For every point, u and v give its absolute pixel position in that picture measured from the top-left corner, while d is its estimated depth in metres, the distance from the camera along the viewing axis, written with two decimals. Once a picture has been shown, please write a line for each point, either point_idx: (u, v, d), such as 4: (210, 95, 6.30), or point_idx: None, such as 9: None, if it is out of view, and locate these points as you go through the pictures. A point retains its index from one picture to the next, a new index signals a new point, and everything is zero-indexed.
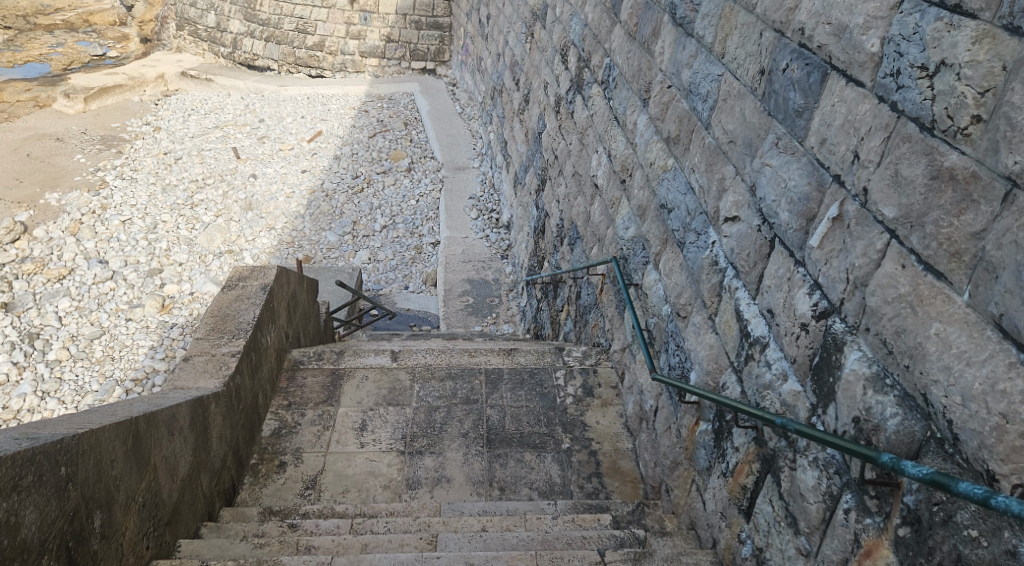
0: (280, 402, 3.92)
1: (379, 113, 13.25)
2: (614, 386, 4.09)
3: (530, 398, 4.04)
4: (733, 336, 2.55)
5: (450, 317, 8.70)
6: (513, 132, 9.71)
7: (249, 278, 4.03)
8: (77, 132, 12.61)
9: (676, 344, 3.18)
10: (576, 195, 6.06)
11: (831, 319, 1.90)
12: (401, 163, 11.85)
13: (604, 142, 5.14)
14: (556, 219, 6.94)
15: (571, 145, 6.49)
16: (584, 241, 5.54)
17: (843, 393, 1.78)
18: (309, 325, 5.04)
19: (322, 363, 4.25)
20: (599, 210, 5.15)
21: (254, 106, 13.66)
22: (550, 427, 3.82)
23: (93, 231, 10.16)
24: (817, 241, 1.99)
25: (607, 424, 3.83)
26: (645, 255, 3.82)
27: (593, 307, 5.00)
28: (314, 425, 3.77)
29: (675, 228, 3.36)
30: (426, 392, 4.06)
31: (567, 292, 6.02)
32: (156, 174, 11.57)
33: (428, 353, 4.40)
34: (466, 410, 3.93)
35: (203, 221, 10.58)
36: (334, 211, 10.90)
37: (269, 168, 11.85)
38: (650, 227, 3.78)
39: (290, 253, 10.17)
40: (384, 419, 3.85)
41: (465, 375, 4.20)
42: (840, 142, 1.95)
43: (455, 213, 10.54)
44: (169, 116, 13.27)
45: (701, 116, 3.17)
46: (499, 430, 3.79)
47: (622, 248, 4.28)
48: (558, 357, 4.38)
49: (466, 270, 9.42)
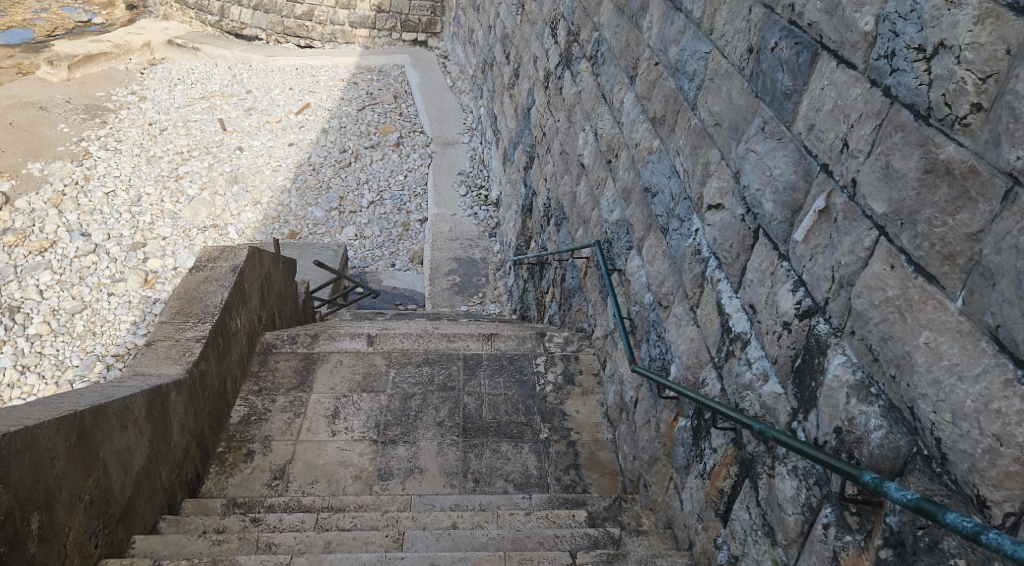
0: (251, 387, 3.81)
1: (368, 85, 12.99)
2: (595, 373, 4.00)
3: (509, 386, 3.93)
4: (714, 330, 2.43)
5: (437, 297, 8.59)
6: (503, 107, 9.51)
7: (218, 259, 3.88)
8: (60, 100, 12.33)
9: (657, 334, 3.07)
10: (563, 173, 5.91)
11: (815, 318, 1.78)
12: (390, 137, 11.62)
13: (591, 120, 4.98)
14: (543, 198, 6.79)
15: (559, 122, 6.32)
16: (570, 222, 5.40)
17: (825, 400, 1.67)
18: (285, 306, 4.91)
19: (296, 347, 4.12)
20: (585, 190, 5.00)
21: (241, 77, 13.37)
22: (529, 416, 3.72)
23: (75, 203, 9.95)
24: (802, 235, 1.86)
25: (587, 413, 3.74)
26: (629, 240, 3.69)
27: (578, 290, 4.88)
28: (285, 412, 3.65)
29: (659, 213, 3.23)
30: (402, 378, 3.95)
31: (553, 273, 5.90)
32: (140, 145, 11.32)
33: (406, 337, 4.28)
34: (442, 398, 3.82)
35: (188, 194, 10.38)
36: (321, 185, 10.71)
37: (256, 140, 11.62)
38: (634, 211, 3.65)
39: (276, 229, 10.01)
40: (357, 406, 3.73)
41: (442, 361, 4.09)
42: (829, 129, 1.82)
43: (443, 189, 10.37)
44: (155, 86, 12.99)
45: (688, 96, 3.03)
46: (475, 419, 3.68)
47: (607, 231, 4.14)
48: (539, 343, 4.28)
49: (454, 248, 9.28)
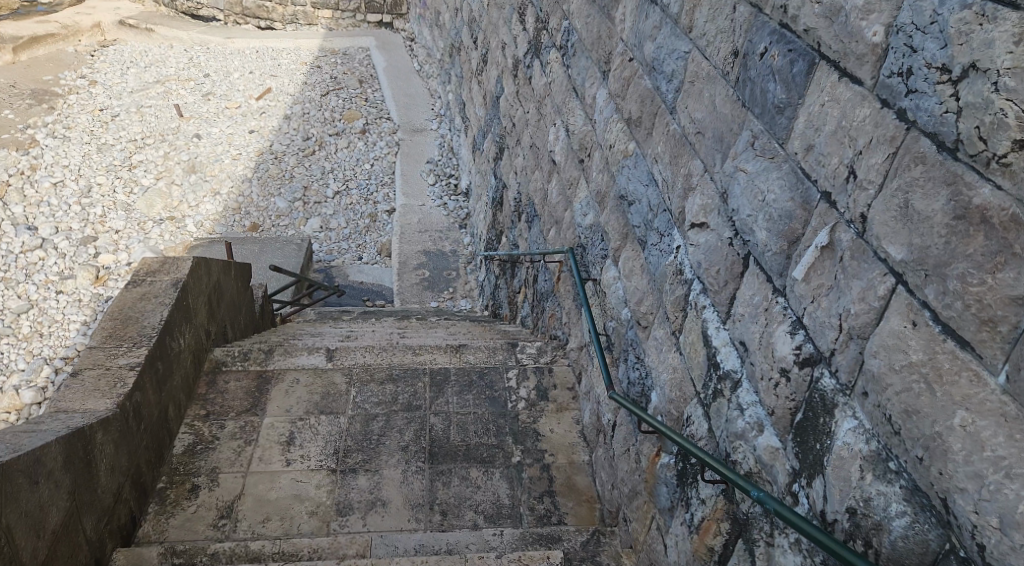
0: (198, 412, 3.54)
1: (332, 69, 12.54)
2: (570, 387, 3.79)
3: (478, 403, 3.70)
4: (700, 362, 2.20)
5: (405, 293, 8.31)
6: (471, 94, 9.20)
7: (158, 272, 3.61)
8: (5, 83, 11.63)
9: (636, 356, 2.85)
10: (533, 168, 5.65)
11: (818, 369, 1.56)
12: (355, 124, 11.22)
13: (562, 115, 4.73)
14: (513, 192, 6.53)
15: (528, 113, 6.05)
16: (542, 220, 5.16)
17: (834, 470, 1.46)
18: (238, 316, 4.63)
19: (248, 365, 3.85)
20: (556, 188, 4.76)
21: (199, 60, 12.84)
22: (500, 437, 3.49)
23: (21, 194, 9.44)
24: (801, 273, 1.63)
25: (562, 432, 3.53)
26: (603, 248, 3.46)
27: (551, 295, 4.65)
28: (235, 440, 3.39)
29: (636, 223, 3.00)
30: (363, 397, 3.69)
31: (524, 273, 5.66)
32: (91, 133, 10.80)
33: (366, 351, 4.03)
34: (406, 419, 3.57)
35: (142, 185, 9.96)
36: (284, 174, 10.32)
37: (215, 128, 11.16)
38: (609, 218, 3.42)
39: (236, 221, 9.63)
40: (315, 430, 3.48)
41: (406, 377, 3.84)
42: (831, 153, 1.58)
43: (411, 179, 10.05)
44: (107, 70, 12.43)
45: (665, 98, 2.79)
46: (441, 442, 3.44)
47: (580, 236, 3.91)
48: (510, 354, 4.05)
49: (423, 241, 8.99)
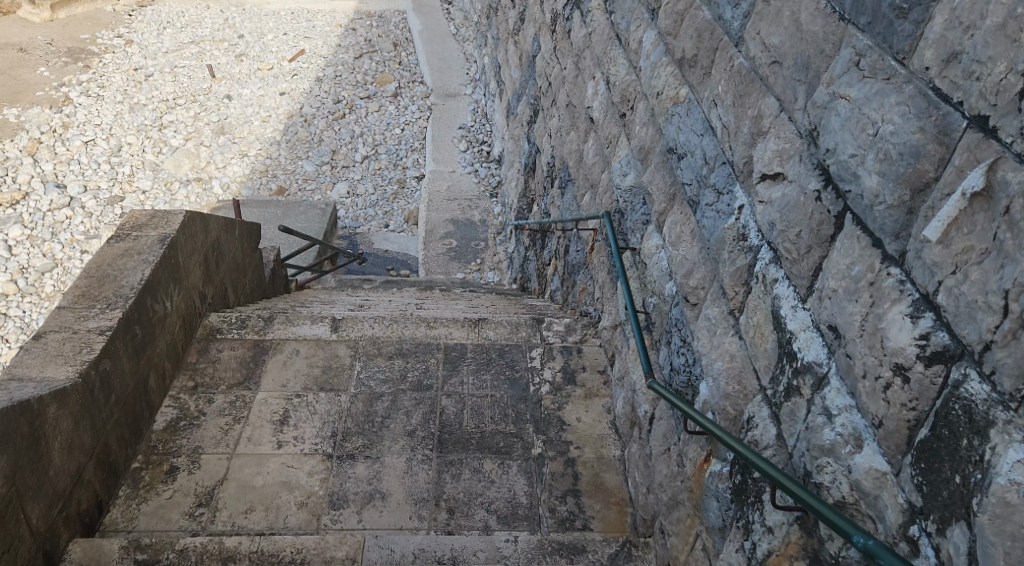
0: (184, 384, 3.15)
1: (367, 32, 12.05)
2: (601, 370, 3.36)
3: (497, 385, 3.27)
4: (768, 350, 1.74)
5: (431, 263, 7.90)
6: (507, 56, 8.67)
7: (145, 227, 3.19)
8: (42, 42, 11.51)
9: (681, 338, 2.39)
10: (569, 129, 5.16)
11: (958, 368, 1.11)
12: (387, 88, 10.77)
13: (602, 67, 4.23)
14: (547, 156, 6.06)
15: (566, 71, 5.55)
16: (576, 185, 4.68)
17: (993, 520, 1.01)
18: (243, 280, 4.26)
19: (244, 333, 3.47)
20: (593, 149, 4.28)
21: (234, 20, 12.42)
22: (519, 425, 3.07)
23: (52, 152, 9.26)
24: (936, 232, 1.16)
25: (590, 422, 3.09)
26: (646, 213, 2.99)
27: (583, 267, 4.20)
28: (222, 416, 3.00)
29: (686, 181, 2.53)
30: (368, 374, 3.29)
31: (556, 243, 5.20)
32: (124, 91, 10.51)
33: (376, 323, 3.62)
34: (414, 400, 3.16)
35: (171, 145, 9.65)
36: (312, 137, 9.92)
37: (245, 89, 10.78)
38: (653, 178, 2.95)
39: (263, 184, 9.29)
40: (312, 408, 3.08)
41: (419, 352, 3.43)
42: (993, 59, 1.10)
43: (442, 144, 9.59)
44: (143, 29, 12.11)
45: (729, 29, 2.29)
46: (453, 428, 3.03)
47: (619, 200, 3.44)
48: (535, 332, 3.62)
49: (451, 209, 8.55)
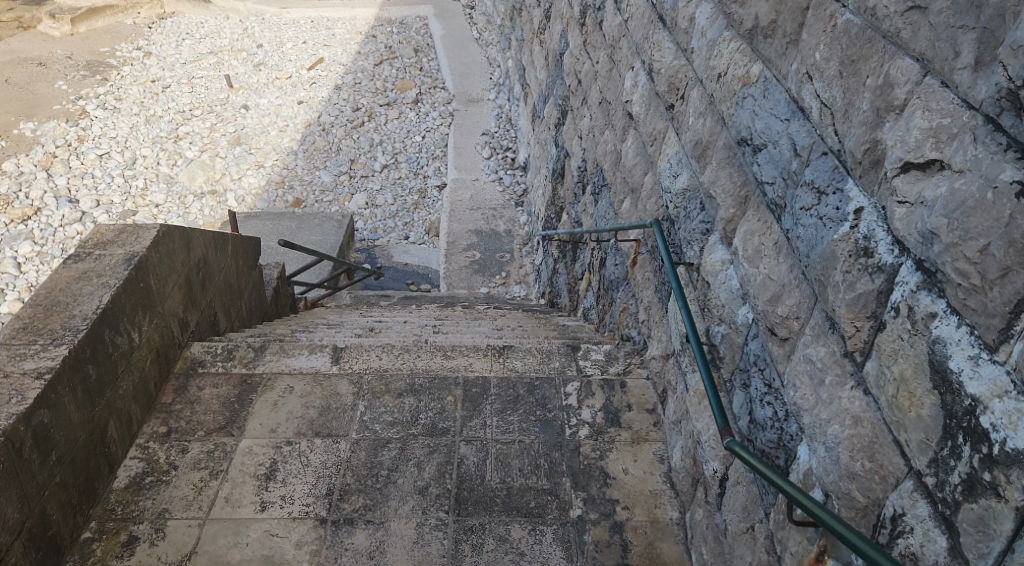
0: (155, 430, 2.66)
1: (388, 38, 11.57)
2: (651, 410, 2.82)
3: (526, 429, 2.74)
4: (925, 419, 1.20)
5: (453, 276, 7.39)
6: (532, 57, 8.16)
7: (110, 244, 2.72)
8: (62, 56, 11.19)
9: (766, 382, 1.85)
10: (603, 129, 4.63)
11: None
12: (408, 94, 10.29)
13: (642, 55, 3.71)
14: (577, 160, 5.54)
15: (598, 65, 5.02)
16: (613, 190, 4.15)
17: None
18: (237, 302, 3.79)
19: (230, 367, 2.98)
20: (633, 148, 3.75)
21: (253, 30, 11.99)
22: (554, 480, 2.54)
23: (67, 166, 8.92)
24: None
25: (640, 475, 2.56)
26: (708, 219, 2.46)
27: (624, 283, 3.66)
28: (196, 471, 2.51)
29: (763, 178, 1.98)
30: (373, 416, 2.78)
31: (589, 255, 4.66)
32: (141, 103, 10.18)
33: (385, 352, 3.12)
34: (427, 447, 2.64)
35: (186, 157, 9.28)
36: (330, 146, 9.47)
37: (263, 98, 10.36)
38: (714, 177, 2.41)
39: (278, 196, 8.87)
40: (304, 458, 2.58)
41: (434, 388, 2.91)
42: None
43: (465, 151, 9.11)
44: (162, 41, 11.77)
45: None
46: (473, 484, 2.51)
47: (670, 206, 2.91)
48: (569, 362, 3.08)
49: (473, 219, 8.05)
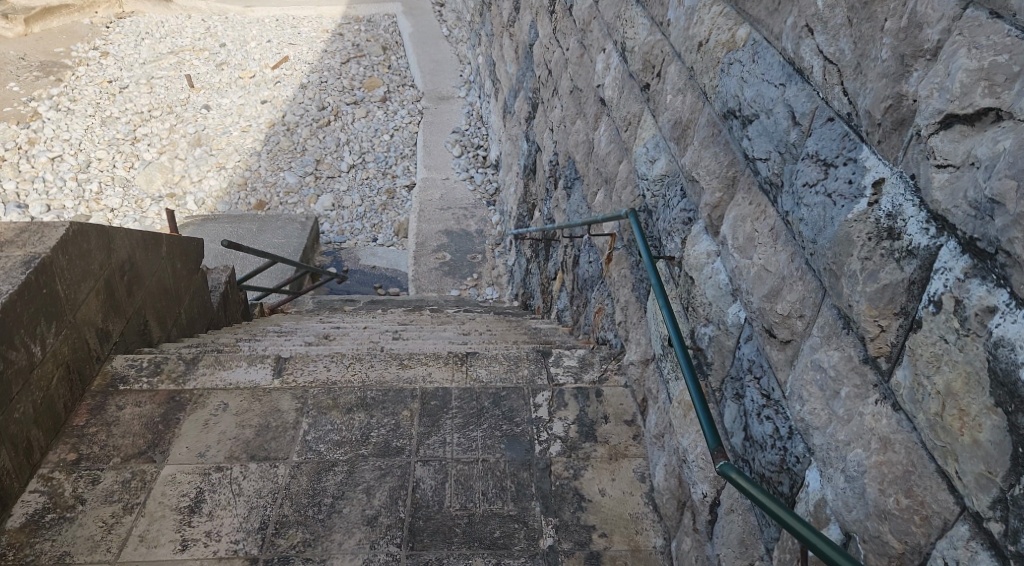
0: (64, 457, 2.33)
1: (356, 36, 11.17)
2: (630, 422, 2.54)
3: (489, 446, 2.44)
4: (985, 447, 0.95)
5: (422, 279, 7.08)
6: (502, 51, 7.88)
7: (8, 245, 2.37)
8: (15, 57, 10.45)
9: (766, 392, 1.56)
10: (574, 119, 4.35)
11: None
12: (376, 92, 9.93)
13: (614, 35, 3.43)
14: (549, 154, 5.25)
15: (569, 53, 4.73)
16: (586, 181, 3.87)
17: None
18: (173, 310, 3.44)
19: (157, 383, 2.65)
20: (606, 136, 3.48)
21: (217, 29, 11.51)
22: (521, 504, 2.25)
23: (17, 169, 8.45)
24: None
25: (618, 498, 2.28)
26: (692, 207, 2.18)
27: (598, 282, 3.37)
28: (107, 505, 2.18)
29: (755, 154, 1.70)
30: (319, 435, 2.46)
31: (562, 253, 4.38)
32: (97, 105, 9.64)
33: (334, 363, 2.81)
34: (378, 470, 2.33)
35: (144, 159, 8.86)
36: (295, 147, 9.08)
37: (225, 98, 9.94)
38: (695, 158, 2.13)
39: (241, 199, 8.48)
40: (236, 486, 2.26)
41: (388, 403, 2.59)
42: None
43: (435, 150, 8.80)
44: (120, 41, 11.12)
45: None
46: (429, 512, 2.21)
47: (647, 195, 2.63)
48: (539, 370, 2.79)
49: (444, 219, 7.74)
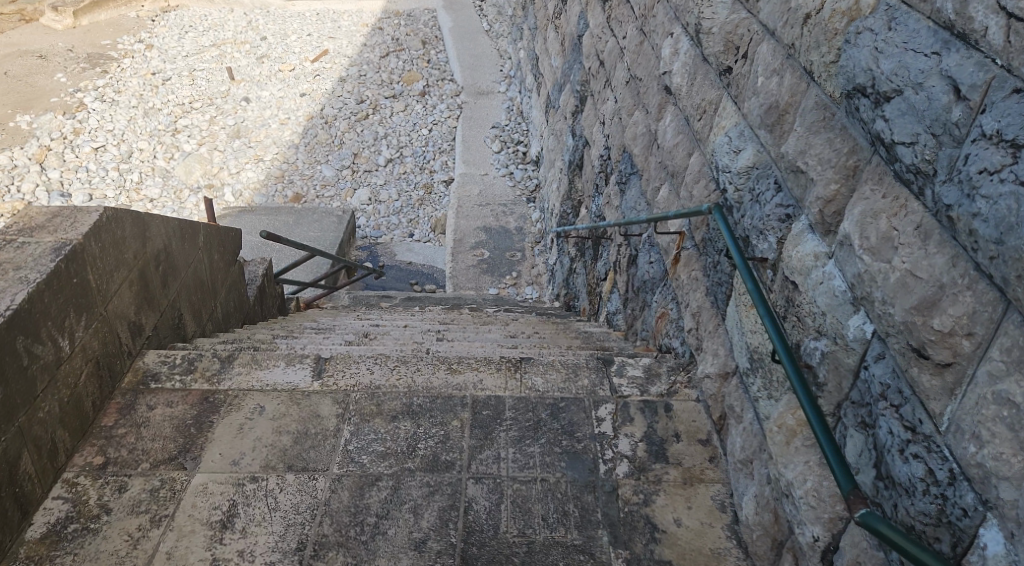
0: (89, 462, 2.12)
1: (395, 30, 10.96)
2: (704, 442, 2.28)
3: (551, 465, 2.18)
4: None
5: (459, 276, 6.84)
6: (546, 44, 7.63)
7: (39, 230, 2.18)
8: (62, 48, 10.43)
9: (912, 423, 1.31)
10: (632, 111, 4.09)
11: None
12: (415, 86, 9.71)
13: (683, 18, 3.17)
14: (599, 149, 4.99)
15: (625, 42, 4.47)
16: (646, 176, 3.60)
17: None
18: (209, 304, 3.24)
19: (190, 382, 2.43)
20: (673, 126, 3.22)
21: (258, 22, 11.36)
22: (587, 532, 1.99)
23: (60, 159, 8.37)
24: None
25: (696, 530, 2.01)
26: (794, 203, 1.91)
27: (661, 284, 3.11)
28: (133, 516, 1.97)
29: (892, 137, 1.43)
30: (362, 444, 2.23)
31: (615, 252, 4.11)
32: (140, 96, 9.52)
33: (377, 366, 2.57)
34: (426, 488, 2.09)
35: (184, 150, 8.74)
36: (333, 140, 8.89)
37: (265, 91, 9.78)
38: (798, 145, 1.87)
39: (278, 191, 8.32)
40: (272, 500, 2.04)
41: (437, 412, 2.35)
42: None
43: (474, 145, 8.58)
44: (165, 33, 11.02)
45: None
46: (485, 538, 1.96)
47: (730, 189, 2.36)
48: (601, 379, 2.53)
49: (483, 216, 7.51)
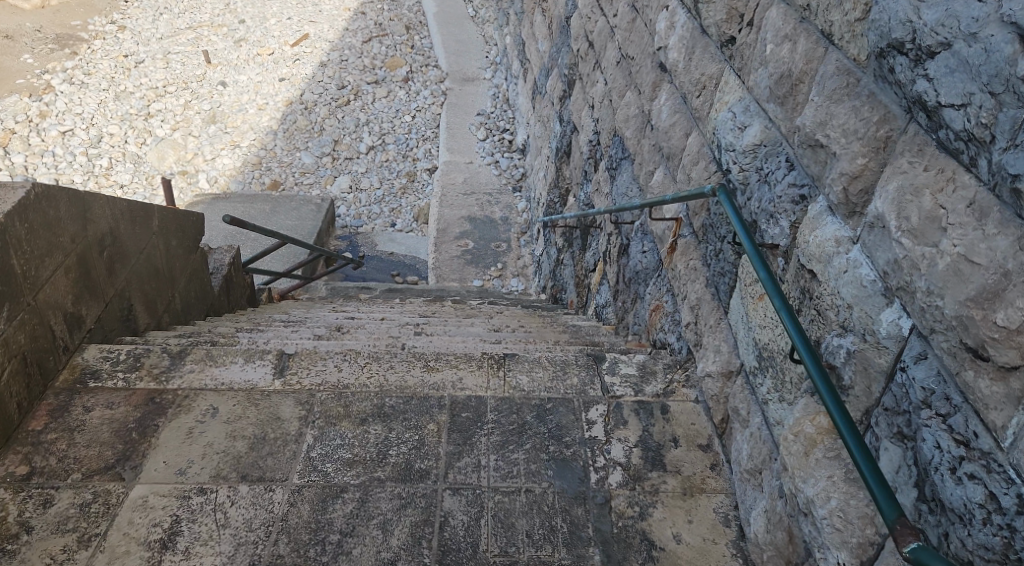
0: (12, 471, 1.89)
1: (378, 15, 10.59)
2: (706, 448, 2.07)
3: (534, 474, 1.96)
4: None
5: (442, 267, 6.61)
6: (533, 28, 7.37)
7: None
8: (31, 29, 10.05)
9: (969, 437, 1.11)
10: (623, 92, 3.86)
11: None
12: (398, 72, 9.41)
13: None
14: (587, 134, 4.77)
15: (616, 20, 4.24)
16: (639, 159, 3.38)
17: None
18: (165, 294, 2.99)
19: (134, 380, 2.20)
20: (669, 104, 2.99)
21: (235, 4, 10.98)
22: (575, 551, 1.78)
23: (26, 143, 8.06)
24: None
25: (698, 548, 1.81)
26: (811, 182, 1.70)
27: (655, 275, 2.90)
28: (58, 536, 1.74)
29: (935, 99, 1.23)
30: (327, 451, 2.00)
31: (605, 241, 3.89)
32: (111, 78, 9.18)
33: (345, 363, 2.34)
34: (397, 500, 1.87)
35: (156, 135, 8.43)
36: (313, 126, 8.60)
37: (242, 75, 9.45)
38: (816, 116, 1.65)
39: (254, 178, 8.04)
40: (222, 515, 1.81)
41: (410, 414, 2.13)
42: None
43: (458, 132, 8.32)
44: (139, 15, 10.66)
45: None
46: (460, 558, 1.75)
47: (734, 169, 2.15)
48: (591, 378, 2.31)
49: (467, 205, 7.26)
